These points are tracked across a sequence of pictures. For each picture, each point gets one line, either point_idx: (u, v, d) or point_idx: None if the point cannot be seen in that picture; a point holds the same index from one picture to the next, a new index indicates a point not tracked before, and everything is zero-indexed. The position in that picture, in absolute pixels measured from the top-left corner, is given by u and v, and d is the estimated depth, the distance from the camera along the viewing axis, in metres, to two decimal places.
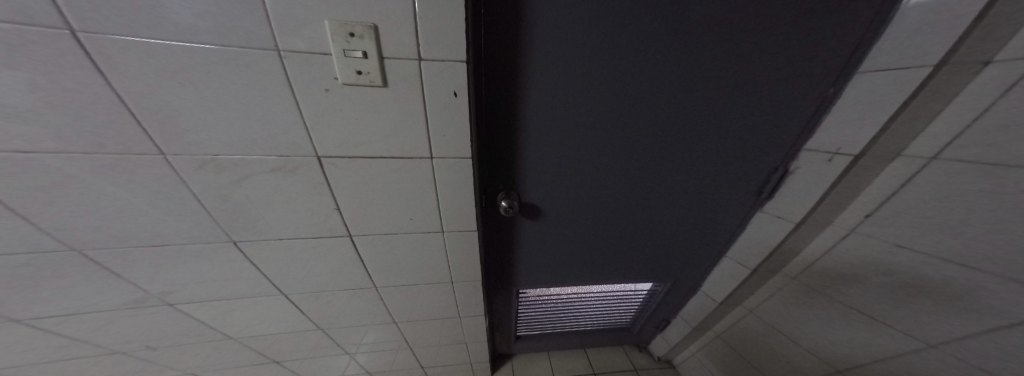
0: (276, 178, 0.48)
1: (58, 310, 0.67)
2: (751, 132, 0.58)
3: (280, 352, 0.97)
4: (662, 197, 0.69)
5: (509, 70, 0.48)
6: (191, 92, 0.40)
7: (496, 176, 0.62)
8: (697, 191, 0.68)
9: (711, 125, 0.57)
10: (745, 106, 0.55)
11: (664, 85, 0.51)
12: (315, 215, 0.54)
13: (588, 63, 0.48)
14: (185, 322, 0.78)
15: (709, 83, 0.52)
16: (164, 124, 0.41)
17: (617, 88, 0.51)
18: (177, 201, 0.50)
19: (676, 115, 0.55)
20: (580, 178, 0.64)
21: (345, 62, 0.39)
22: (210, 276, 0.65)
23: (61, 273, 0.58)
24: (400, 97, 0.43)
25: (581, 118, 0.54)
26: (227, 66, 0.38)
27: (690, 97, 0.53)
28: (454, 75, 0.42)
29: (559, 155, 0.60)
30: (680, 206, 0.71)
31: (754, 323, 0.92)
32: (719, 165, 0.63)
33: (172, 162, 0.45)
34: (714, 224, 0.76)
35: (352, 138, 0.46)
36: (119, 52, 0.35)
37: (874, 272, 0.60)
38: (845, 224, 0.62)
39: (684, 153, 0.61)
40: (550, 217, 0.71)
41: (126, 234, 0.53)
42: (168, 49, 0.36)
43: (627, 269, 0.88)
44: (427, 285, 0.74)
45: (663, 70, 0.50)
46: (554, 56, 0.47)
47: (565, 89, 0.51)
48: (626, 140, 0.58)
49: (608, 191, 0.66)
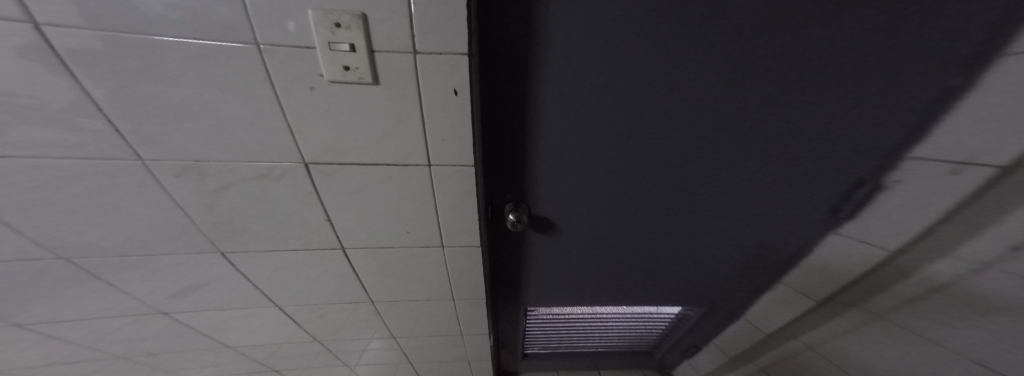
0: (262, 186, 0.44)
1: (56, 316, 0.66)
2: (807, 141, 0.49)
3: (279, 363, 0.94)
4: (689, 214, 0.61)
5: (520, 70, 0.43)
6: (171, 93, 0.36)
7: (504, 187, 0.57)
8: (732, 208, 0.60)
9: (756, 135, 0.49)
10: (800, 114, 0.46)
11: (702, 89, 0.44)
12: (306, 226, 0.50)
13: (612, 66, 0.42)
14: (182, 330, 0.76)
15: (760, 87, 0.43)
16: (143, 127, 0.38)
17: (645, 95, 0.44)
18: (160, 209, 0.46)
19: (714, 124, 0.48)
20: (602, 193, 0.57)
21: (331, 56, 0.34)
22: (201, 285, 0.62)
23: (55, 280, 0.56)
24: (394, 97, 0.38)
25: (600, 128, 0.48)
26: (203, 63, 0.34)
27: (733, 103, 0.45)
28: (454, 70, 0.37)
29: (575, 167, 0.54)
30: (710, 223, 0.63)
31: (814, 360, 0.80)
32: (762, 180, 0.55)
33: (151, 168, 0.42)
34: (753, 244, 0.67)
35: (341, 142, 0.41)
36: (85, 49, 0.31)
37: (1002, 319, 0.48)
38: (975, 258, 0.48)
39: (724, 163, 0.53)
40: (563, 232, 0.64)
41: (112, 243, 0.50)
42: (141, 45, 0.32)
43: (650, 289, 0.79)
44: (428, 300, 0.68)
45: (703, 74, 0.42)
46: (573, 59, 0.41)
47: (585, 95, 0.45)
48: (652, 151, 0.51)
49: (628, 208, 0.60)
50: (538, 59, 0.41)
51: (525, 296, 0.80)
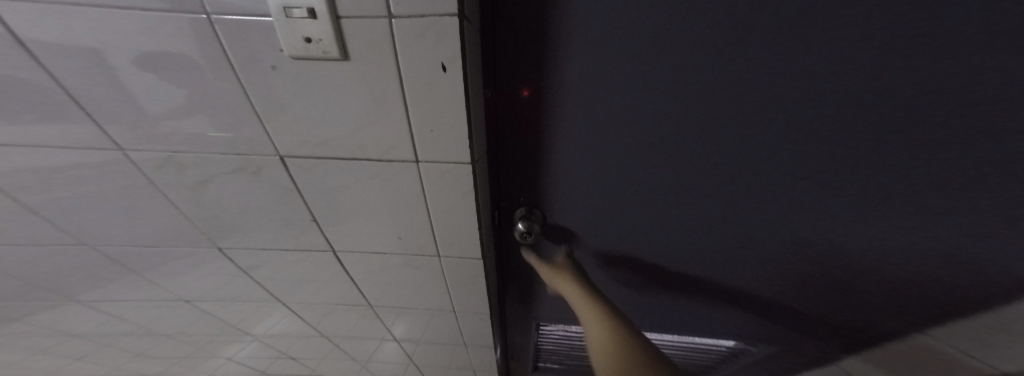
0: (242, 181, 0.41)
1: (98, 296, 0.71)
2: (995, 159, 0.30)
3: (296, 352, 0.95)
4: (753, 235, 0.46)
5: (535, 45, 0.33)
6: (129, 77, 0.32)
7: (514, 189, 0.49)
8: (820, 236, 0.43)
9: (889, 143, 0.31)
10: (1005, 117, 0.26)
11: (807, 69, 0.28)
12: (292, 226, 0.46)
13: (662, 42, 0.29)
14: (204, 317, 0.78)
15: (930, 69, 0.25)
16: (113, 115, 0.35)
17: (710, 81, 0.31)
18: (151, 200, 0.46)
19: (811, 122, 0.32)
20: (639, 202, 0.46)
21: (287, 24, 0.27)
22: (209, 278, 0.62)
23: (89, 263, 0.60)
24: (370, 78, 0.31)
25: (637, 126, 0.37)
26: (144, 40, 0.29)
27: (862, 92, 0.29)
28: (441, 39, 0.28)
29: (599, 173, 0.43)
30: (784, 250, 0.47)
31: None
32: (880, 203, 0.37)
33: (132, 158, 0.40)
34: (848, 284, 0.49)
35: (316, 133, 0.35)
36: (20, 26, 0.27)
37: None
38: None
39: (817, 179, 0.37)
40: (585, 244, 0.54)
41: (127, 230, 0.52)
42: (71, 22, 0.27)
43: (692, 317, 0.66)
44: (427, 309, 0.63)
45: (820, 46, 0.26)
46: (604, 32, 0.30)
47: (618, 84, 0.33)
48: (706, 155, 0.38)
49: (666, 224, 0.48)
50: (554, 35, 0.31)
51: (536, 310, 0.72)
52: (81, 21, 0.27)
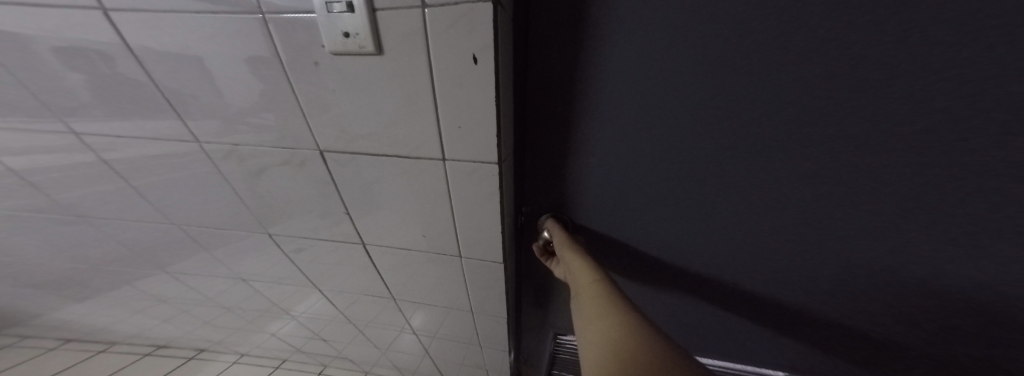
0: (288, 174, 0.44)
1: (179, 268, 0.82)
2: None
3: (327, 335, 1.02)
4: (838, 249, 0.38)
5: (571, 34, 0.32)
6: (208, 75, 0.36)
7: (542, 191, 0.47)
8: (934, 263, 0.34)
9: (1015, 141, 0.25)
10: None
11: (887, 56, 0.25)
12: (328, 218, 0.48)
13: (713, 22, 0.27)
14: (254, 294, 0.87)
15: None
16: (195, 111, 0.41)
17: (767, 66, 0.28)
18: (218, 188, 0.52)
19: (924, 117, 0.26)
20: (682, 205, 0.42)
21: (328, 20, 0.28)
22: (260, 259, 0.69)
23: (173, 238, 0.70)
24: (401, 72, 0.30)
25: (682, 120, 0.34)
26: (220, 41, 0.33)
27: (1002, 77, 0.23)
28: (472, 28, 0.26)
29: (638, 173, 0.40)
30: (875, 271, 0.38)
31: None
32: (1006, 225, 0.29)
33: (205, 150, 0.45)
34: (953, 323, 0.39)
35: (351, 128, 0.36)
36: (142, 32, 0.34)
37: None
38: None
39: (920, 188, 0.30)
40: (619, 248, 0.51)
41: (200, 213, 0.60)
42: (175, 26, 0.32)
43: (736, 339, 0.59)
44: (448, 307, 0.62)
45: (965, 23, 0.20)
46: (648, 16, 0.29)
47: (663, 71, 0.31)
48: (767, 149, 0.33)
49: (715, 226, 0.43)
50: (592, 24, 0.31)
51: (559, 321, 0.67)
52: (182, 26, 0.32)
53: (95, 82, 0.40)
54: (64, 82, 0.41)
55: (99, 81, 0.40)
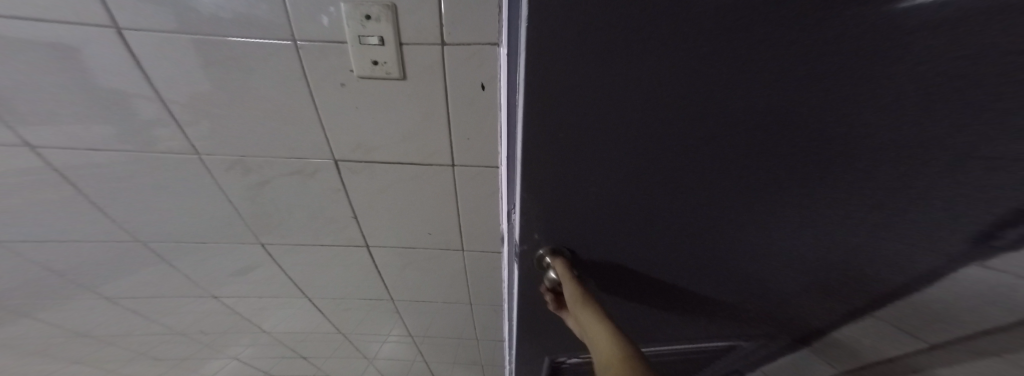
0: (297, 182, 0.46)
1: (132, 292, 0.74)
2: None
3: (307, 350, 0.97)
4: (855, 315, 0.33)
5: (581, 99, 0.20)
6: (222, 90, 0.39)
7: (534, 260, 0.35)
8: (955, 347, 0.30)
9: None
10: None
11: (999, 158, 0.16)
12: (332, 223, 0.51)
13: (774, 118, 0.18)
14: (226, 314, 0.82)
15: None
16: (199, 124, 0.42)
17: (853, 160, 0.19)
18: (209, 199, 0.51)
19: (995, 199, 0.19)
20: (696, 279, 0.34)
21: (360, 51, 0.33)
22: (242, 273, 0.66)
23: (134, 258, 0.65)
24: (421, 93, 0.37)
25: (714, 197, 0.24)
26: (244, 61, 0.36)
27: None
28: (482, 61, 0.34)
29: (645, 255, 0.32)
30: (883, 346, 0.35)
31: None
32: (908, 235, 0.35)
33: (205, 162, 0.46)
34: None
35: (368, 141, 0.41)
36: (156, 50, 0.36)
37: None
38: None
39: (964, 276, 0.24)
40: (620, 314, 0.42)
41: (178, 227, 0.57)
42: (196, 46, 0.35)
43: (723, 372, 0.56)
44: (447, 303, 0.67)
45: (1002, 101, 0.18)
46: (680, 74, 0.17)
47: (696, 143, 0.21)
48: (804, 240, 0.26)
49: (725, 305, 0.37)
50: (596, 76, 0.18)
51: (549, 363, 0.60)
52: (205, 47, 0.35)
53: (87, 95, 0.40)
54: (41, 90, 0.39)
55: (93, 94, 0.40)
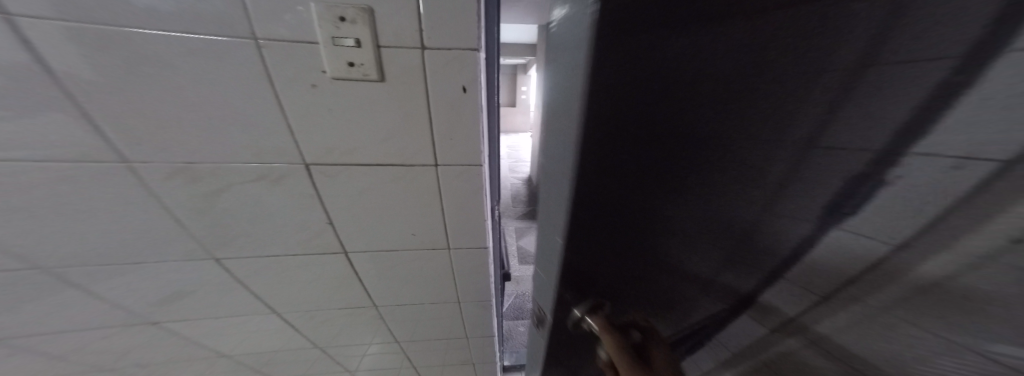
0: (262, 188, 0.43)
1: (35, 330, 0.62)
2: None
3: (276, 370, 0.90)
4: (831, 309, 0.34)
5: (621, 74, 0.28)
6: (159, 89, 0.34)
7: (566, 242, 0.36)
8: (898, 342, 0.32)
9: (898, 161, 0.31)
10: None
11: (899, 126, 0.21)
12: (304, 230, 0.48)
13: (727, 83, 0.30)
14: (172, 341, 0.72)
15: None
16: (125, 128, 0.36)
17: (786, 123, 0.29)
18: (143, 214, 0.44)
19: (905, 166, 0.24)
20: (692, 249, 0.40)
21: (333, 52, 0.32)
22: (192, 293, 0.59)
23: (36, 290, 0.54)
24: (401, 95, 0.36)
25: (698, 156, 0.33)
26: (189, 57, 0.32)
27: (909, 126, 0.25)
28: (463, 65, 0.35)
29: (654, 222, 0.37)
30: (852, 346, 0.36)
31: None
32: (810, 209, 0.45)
33: (137, 171, 0.40)
34: None
35: (344, 142, 0.40)
36: (63, 41, 0.30)
37: None
38: None
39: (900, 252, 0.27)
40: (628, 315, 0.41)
41: (99, 248, 0.49)
42: (122, 38, 0.31)
43: None
44: (434, 304, 0.68)
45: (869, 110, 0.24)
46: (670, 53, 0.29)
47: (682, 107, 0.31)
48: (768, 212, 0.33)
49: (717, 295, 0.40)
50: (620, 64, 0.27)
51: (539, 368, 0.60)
52: (135, 40, 0.31)
53: None
54: None
55: None
